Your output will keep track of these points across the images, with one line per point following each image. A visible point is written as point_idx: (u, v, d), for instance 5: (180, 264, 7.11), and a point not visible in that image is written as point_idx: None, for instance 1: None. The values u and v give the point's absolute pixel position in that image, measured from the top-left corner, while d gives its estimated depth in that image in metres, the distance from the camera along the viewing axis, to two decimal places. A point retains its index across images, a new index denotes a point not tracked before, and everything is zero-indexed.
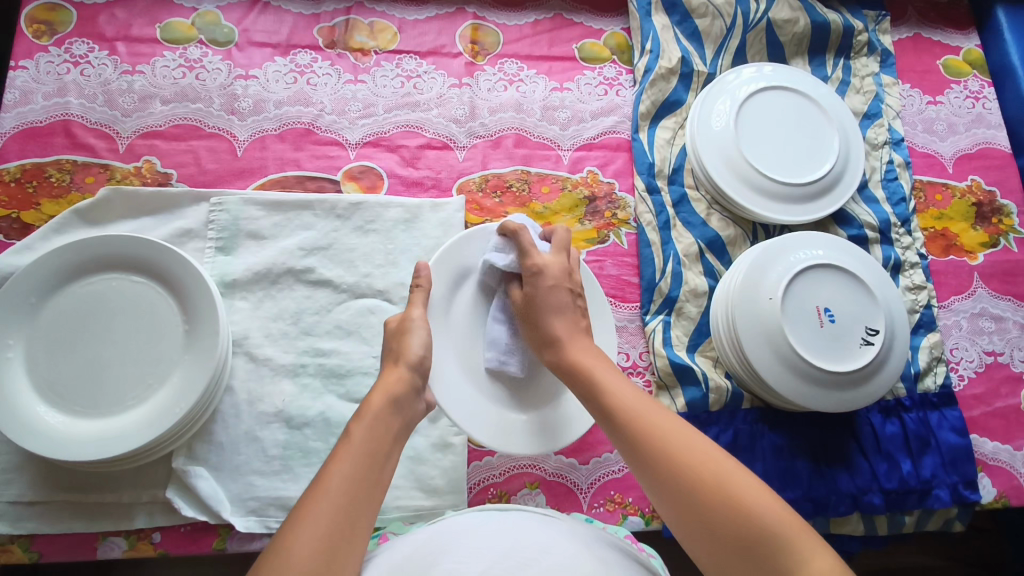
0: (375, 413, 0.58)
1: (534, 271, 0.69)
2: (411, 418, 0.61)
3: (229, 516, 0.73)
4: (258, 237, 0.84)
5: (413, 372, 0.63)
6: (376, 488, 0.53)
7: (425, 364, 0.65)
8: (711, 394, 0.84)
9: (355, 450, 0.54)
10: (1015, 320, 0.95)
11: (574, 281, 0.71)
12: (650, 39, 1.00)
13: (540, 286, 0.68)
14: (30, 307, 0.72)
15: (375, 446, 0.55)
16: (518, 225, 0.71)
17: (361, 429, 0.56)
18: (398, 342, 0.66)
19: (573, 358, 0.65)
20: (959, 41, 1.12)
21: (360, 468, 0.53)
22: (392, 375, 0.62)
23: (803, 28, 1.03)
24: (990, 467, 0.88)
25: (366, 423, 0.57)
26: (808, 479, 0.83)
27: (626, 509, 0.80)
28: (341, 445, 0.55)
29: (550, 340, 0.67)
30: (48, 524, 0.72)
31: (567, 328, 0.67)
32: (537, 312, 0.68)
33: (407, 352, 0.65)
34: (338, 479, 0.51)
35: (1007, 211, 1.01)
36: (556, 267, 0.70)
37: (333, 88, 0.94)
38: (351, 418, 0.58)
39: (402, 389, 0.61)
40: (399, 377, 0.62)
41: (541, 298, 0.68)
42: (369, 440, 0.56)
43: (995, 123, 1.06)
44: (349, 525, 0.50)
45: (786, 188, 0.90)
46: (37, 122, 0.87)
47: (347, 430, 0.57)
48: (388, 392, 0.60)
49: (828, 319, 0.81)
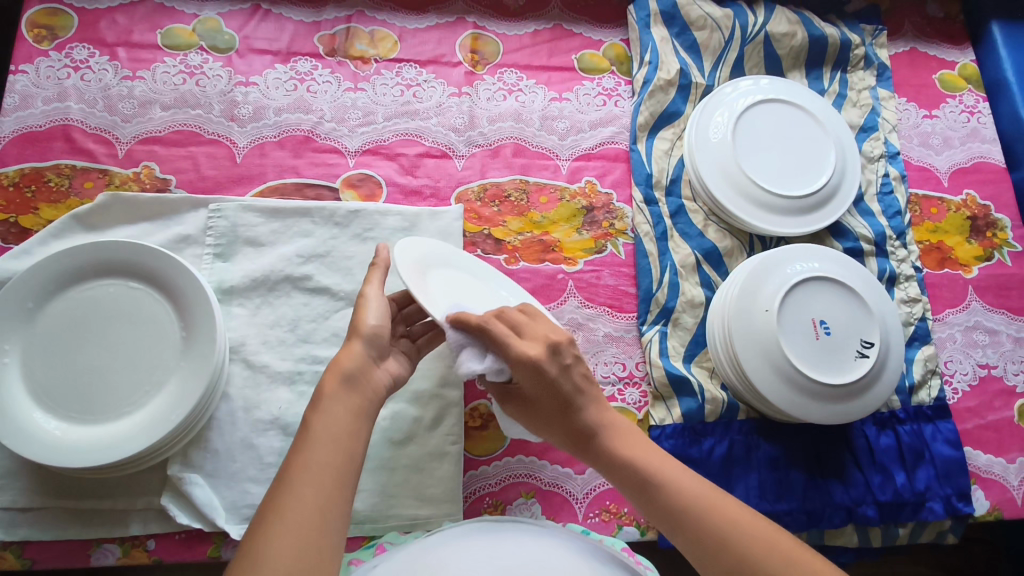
0: (330, 399, 0.56)
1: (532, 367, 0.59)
2: (373, 397, 0.60)
3: (223, 524, 0.73)
4: (256, 244, 0.84)
5: (367, 344, 0.62)
6: (343, 476, 0.52)
7: (380, 335, 0.63)
8: (707, 405, 0.85)
9: (316, 440, 0.53)
10: (1009, 334, 0.95)
11: (562, 351, 0.61)
12: (649, 50, 1.01)
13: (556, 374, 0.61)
14: (27, 312, 0.72)
15: (336, 433, 0.54)
16: (479, 319, 0.60)
17: (318, 419, 0.55)
18: (355, 317, 0.64)
19: (606, 440, 0.62)
20: (954, 56, 1.13)
21: (323, 461, 0.52)
22: (347, 352, 0.60)
23: (801, 41, 1.04)
24: (983, 479, 0.88)
25: (322, 411, 0.55)
26: (803, 491, 0.84)
27: (621, 519, 0.80)
28: (301, 438, 0.54)
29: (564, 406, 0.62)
30: (42, 530, 0.72)
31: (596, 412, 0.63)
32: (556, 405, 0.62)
33: (362, 324, 0.63)
34: (302, 475, 0.51)
35: (1002, 225, 1.02)
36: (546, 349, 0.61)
37: (333, 95, 0.95)
38: (307, 407, 0.56)
39: (355, 365, 0.59)
40: (351, 353, 0.60)
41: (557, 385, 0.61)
42: (329, 428, 0.54)
43: (990, 137, 1.07)
44: (319, 520, 0.49)
45: (783, 200, 0.91)
46: (37, 126, 0.87)
47: (305, 422, 0.55)
48: (342, 372, 0.58)
49: (823, 331, 0.82)
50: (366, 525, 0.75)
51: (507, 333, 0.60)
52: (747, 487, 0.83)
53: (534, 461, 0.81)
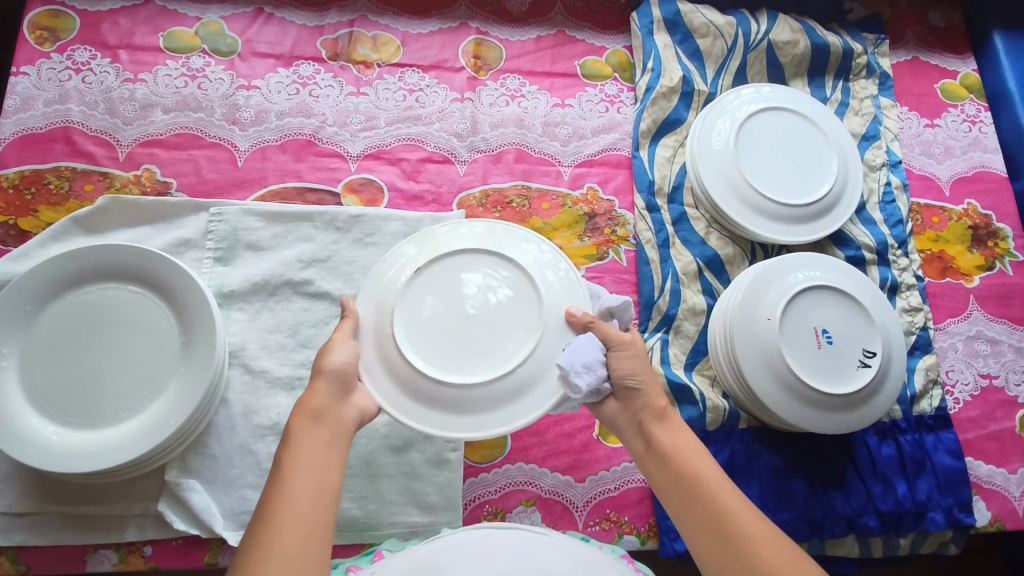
0: (301, 437, 0.58)
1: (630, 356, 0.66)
2: (346, 425, 0.61)
3: (221, 530, 0.72)
4: (257, 248, 0.84)
5: (331, 381, 0.62)
6: (321, 500, 0.54)
7: (347, 371, 0.63)
8: (708, 413, 0.84)
9: (289, 471, 0.55)
10: (1010, 344, 0.95)
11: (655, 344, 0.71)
12: (652, 57, 1.01)
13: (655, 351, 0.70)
14: (25, 315, 0.71)
15: (310, 464, 0.56)
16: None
17: (292, 458, 0.56)
18: (321, 357, 0.63)
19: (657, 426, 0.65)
20: (956, 66, 1.13)
21: (298, 491, 0.54)
22: (314, 391, 0.61)
23: (803, 50, 1.04)
24: (984, 490, 0.88)
25: (294, 446, 0.57)
26: (804, 501, 0.83)
27: (621, 528, 0.80)
28: (276, 473, 0.55)
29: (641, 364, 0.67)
30: (37, 536, 0.71)
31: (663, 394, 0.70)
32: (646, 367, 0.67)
33: (326, 362, 0.63)
34: (278, 504, 0.52)
35: (1003, 235, 1.02)
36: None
37: (335, 99, 0.95)
38: (279, 449, 0.57)
39: (322, 403, 0.60)
40: (318, 391, 0.61)
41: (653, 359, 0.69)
42: (302, 459, 0.56)
43: (992, 146, 1.07)
44: (302, 544, 0.50)
45: (786, 209, 0.90)
46: (37, 128, 0.87)
47: (278, 461, 0.56)
48: (309, 410, 0.60)
49: (826, 340, 0.82)
50: (365, 533, 0.75)
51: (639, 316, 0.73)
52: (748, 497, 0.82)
53: (534, 468, 0.81)
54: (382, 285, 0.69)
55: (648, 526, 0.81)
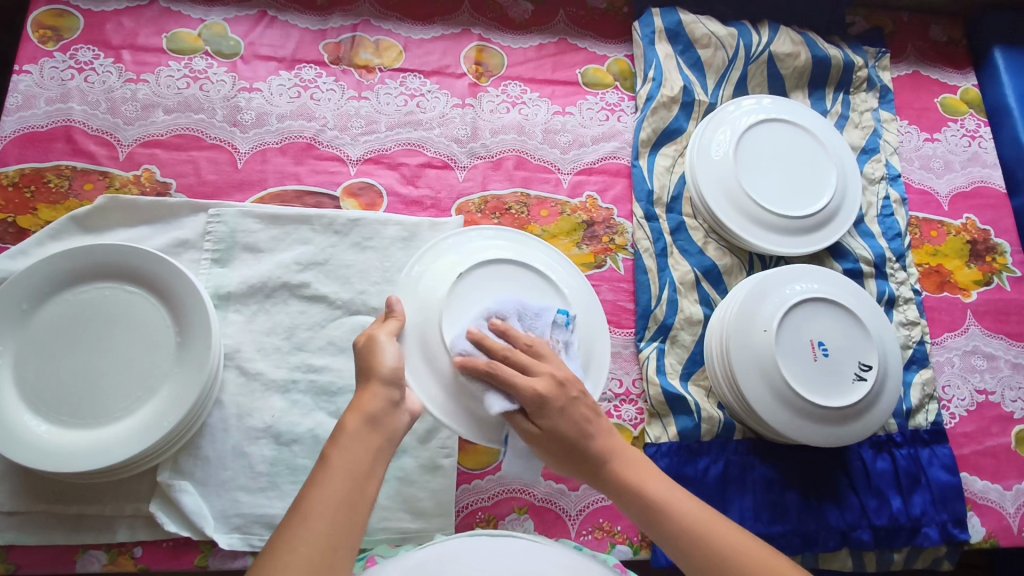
0: (351, 436, 0.54)
1: (535, 402, 0.58)
2: (395, 436, 0.57)
3: (212, 533, 0.72)
4: (255, 250, 0.84)
5: (389, 387, 0.58)
6: (358, 515, 0.51)
7: (400, 376, 0.59)
8: (703, 424, 0.84)
9: (332, 479, 0.51)
10: (1007, 360, 0.95)
11: (571, 385, 0.61)
12: (653, 66, 1.01)
13: (553, 416, 0.59)
14: (21, 314, 0.71)
15: (353, 473, 0.52)
16: (488, 363, 0.61)
17: (338, 453, 0.53)
18: (370, 359, 0.60)
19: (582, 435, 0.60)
20: (956, 81, 1.13)
21: (338, 499, 0.50)
22: (366, 393, 0.57)
23: (804, 62, 1.04)
24: (979, 506, 0.88)
25: (341, 447, 0.54)
26: (798, 514, 0.83)
27: (614, 537, 0.80)
28: (318, 471, 0.53)
29: (567, 449, 0.60)
30: (27, 535, 0.71)
31: (603, 445, 0.61)
32: (566, 448, 0.60)
33: (380, 366, 0.59)
34: (318, 511, 0.49)
35: (1001, 250, 1.02)
36: (550, 387, 0.59)
37: (336, 103, 0.95)
38: (327, 442, 0.55)
39: (379, 406, 0.56)
40: (373, 394, 0.57)
41: (556, 430, 0.59)
42: (348, 466, 0.53)
43: (991, 162, 1.08)
44: (329, 556, 0.48)
45: (782, 220, 0.91)
46: (38, 127, 0.87)
47: (324, 455, 0.54)
48: (365, 412, 0.56)
49: (822, 353, 0.81)
50: None
51: (516, 373, 0.60)
52: (741, 508, 0.82)
53: (527, 476, 0.81)
54: (426, 292, 0.70)
55: (641, 536, 0.80)
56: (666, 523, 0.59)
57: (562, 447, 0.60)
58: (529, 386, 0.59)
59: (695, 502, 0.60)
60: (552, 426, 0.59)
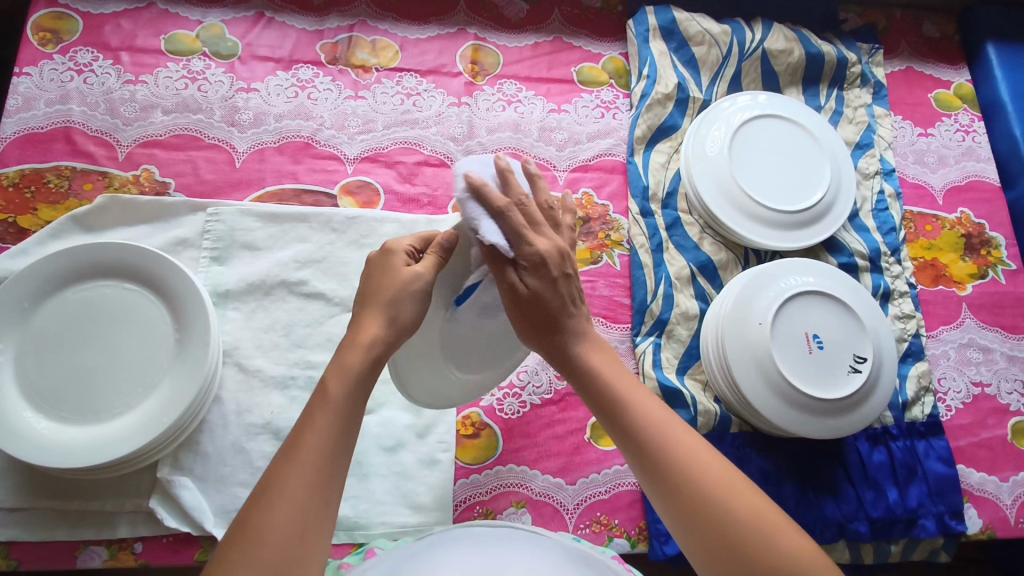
0: (350, 371, 0.52)
1: (537, 260, 0.56)
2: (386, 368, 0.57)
3: (212, 528, 0.72)
4: (253, 249, 0.85)
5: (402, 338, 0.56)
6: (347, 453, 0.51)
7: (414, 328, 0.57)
8: (699, 417, 0.85)
9: (331, 419, 0.50)
10: (1002, 352, 0.96)
11: (568, 261, 0.60)
12: (647, 64, 1.01)
13: (548, 280, 0.58)
14: (22, 312, 0.72)
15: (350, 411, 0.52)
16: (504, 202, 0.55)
17: (337, 388, 0.52)
18: (398, 303, 0.55)
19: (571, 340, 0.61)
20: (950, 76, 1.14)
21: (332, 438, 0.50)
22: (373, 331, 0.54)
23: (797, 58, 1.05)
24: (976, 497, 0.88)
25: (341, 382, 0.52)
26: (795, 507, 0.83)
27: (612, 530, 0.80)
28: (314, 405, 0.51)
29: (546, 325, 0.60)
30: (28, 531, 0.71)
31: (578, 326, 0.61)
32: (543, 321, 0.59)
33: (403, 316, 0.55)
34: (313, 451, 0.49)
35: (996, 243, 1.02)
36: (554, 252, 0.58)
37: (333, 103, 0.96)
38: (326, 372, 0.53)
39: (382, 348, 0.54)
40: (379, 334, 0.54)
41: (543, 295, 0.58)
42: (347, 405, 0.52)
43: (985, 156, 1.08)
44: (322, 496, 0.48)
45: (777, 214, 0.91)
46: (38, 128, 0.88)
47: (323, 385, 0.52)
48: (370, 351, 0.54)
49: (817, 345, 0.82)
50: (356, 532, 0.75)
51: (525, 225, 0.56)
52: None
53: (525, 470, 0.81)
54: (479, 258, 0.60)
55: (639, 529, 0.81)
56: (662, 465, 0.55)
57: (541, 318, 0.59)
58: (536, 244, 0.56)
59: (692, 440, 0.56)
60: (539, 288, 0.57)
